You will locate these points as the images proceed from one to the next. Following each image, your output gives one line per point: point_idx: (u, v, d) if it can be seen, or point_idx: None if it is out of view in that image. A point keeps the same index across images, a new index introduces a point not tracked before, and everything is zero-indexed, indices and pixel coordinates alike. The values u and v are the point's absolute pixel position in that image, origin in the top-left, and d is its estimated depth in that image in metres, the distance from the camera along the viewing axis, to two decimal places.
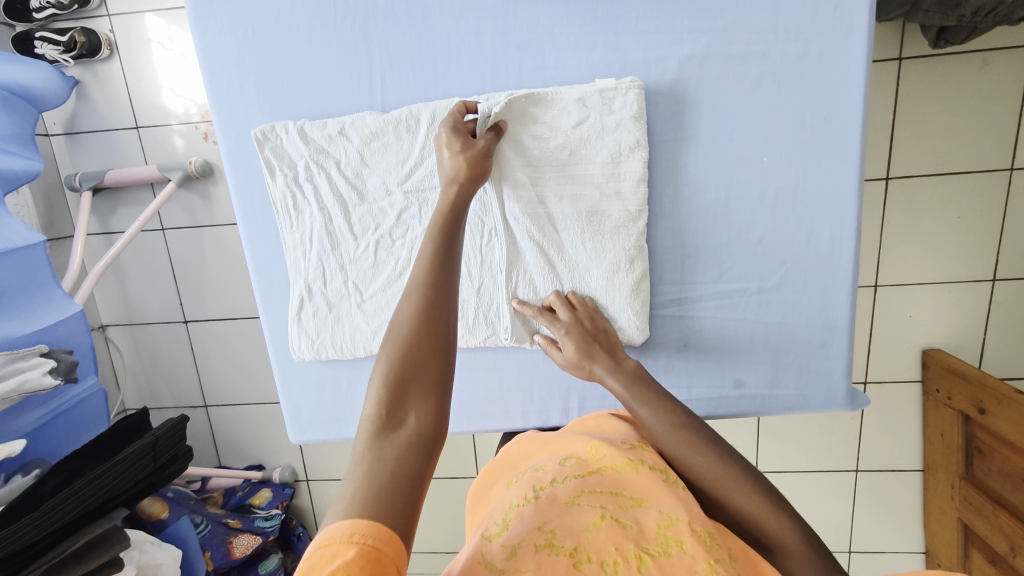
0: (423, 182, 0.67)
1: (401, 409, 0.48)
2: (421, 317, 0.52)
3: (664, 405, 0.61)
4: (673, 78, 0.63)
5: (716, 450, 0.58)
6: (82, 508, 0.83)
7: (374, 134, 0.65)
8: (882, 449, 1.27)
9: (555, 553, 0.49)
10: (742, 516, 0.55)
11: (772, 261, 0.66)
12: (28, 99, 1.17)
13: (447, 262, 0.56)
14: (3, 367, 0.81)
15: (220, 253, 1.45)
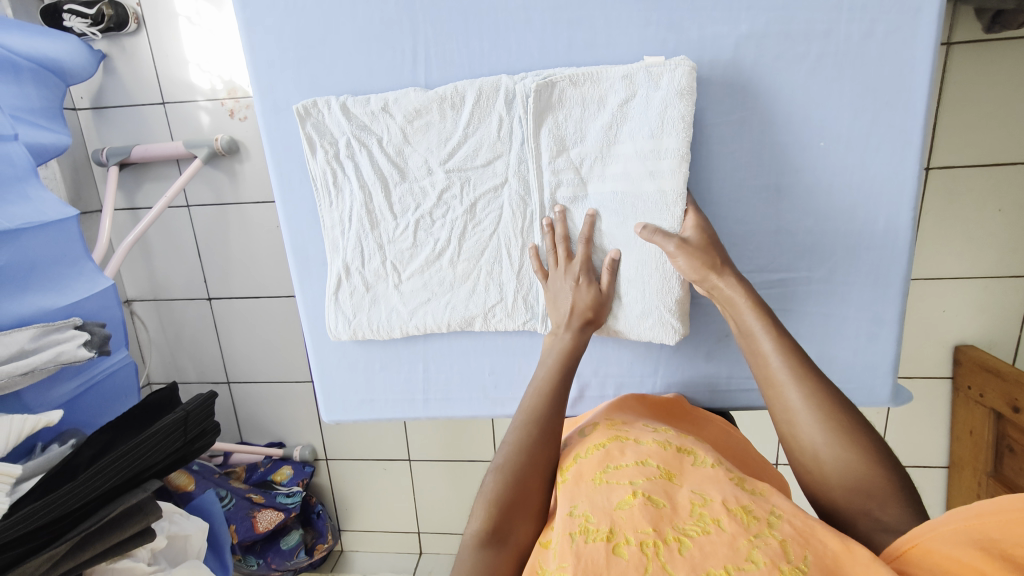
0: (466, 163, 0.66)
1: (510, 527, 0.55)
2: (528, 451, 0.59)
3: (792, 352, 0.59)
4: (728, 59, 0.60)
5: (839, 410, 0.57)
6: (117, 478, 0.84)
7: (419, 110, 0.64)
8: (906, 444, 1.25)
9: (592, 539, 0.47)
10: (850, 483, 0.55)
11: (822, 252, 0.64)
12: (58, 73, 1.16)
13: (556, 413, 0.63)
14: (38, 339, 0.81)
15: (244, 232, 1.46)
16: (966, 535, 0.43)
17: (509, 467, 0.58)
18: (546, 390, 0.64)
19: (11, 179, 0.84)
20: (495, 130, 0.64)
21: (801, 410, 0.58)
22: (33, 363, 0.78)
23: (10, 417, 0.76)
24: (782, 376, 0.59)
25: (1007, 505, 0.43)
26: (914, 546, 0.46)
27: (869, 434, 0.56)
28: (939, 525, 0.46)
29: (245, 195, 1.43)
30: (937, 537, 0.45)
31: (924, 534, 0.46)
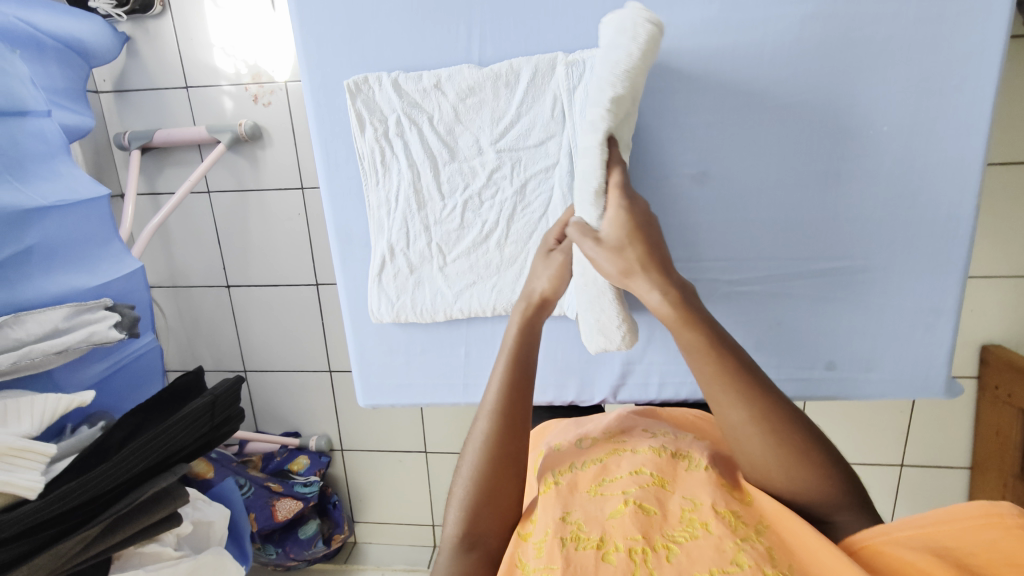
0: (514, 143, 0.64)
1: (478, 530, 0.55)
2: (494, 451, 0.58)
3: (729, 361, 0.56)
4: (793, 40, 0.60)
5: (785, 421, 0.55)
6: (150, 459, 0.83)
7: (469, 87, 0.63)
8: (928, 443, 1.24)
9: (583, 546, 0.49)
10: (796, 493, 0.55)
11: (881, 239, 0.63)
12: (82, 54, 1.14)
13: (519, 405, 0.60)
14: (71, 318, 0.79)
15: (265, 219, 1.44)
16: (920, 542, 0.46)
17: (478, 477, 0.57)
18: (506, 385, 0.61)
19: (44, 155, 0.82)
20: (547, 110, 0.63)
21: (750, 424, 0.55)
22: (65, 342, 0.76)
23: (43, 396, 0.73)
24: (716, 387, 0.57)
25: (961, 513, 0.46)
26: (865, 546, 0.49)
27: (815, 442, 0.55)
28: (895, 530, 0.48)
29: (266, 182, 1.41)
30: (892, 541, 0.48)
31: (877, 536, 0.49)
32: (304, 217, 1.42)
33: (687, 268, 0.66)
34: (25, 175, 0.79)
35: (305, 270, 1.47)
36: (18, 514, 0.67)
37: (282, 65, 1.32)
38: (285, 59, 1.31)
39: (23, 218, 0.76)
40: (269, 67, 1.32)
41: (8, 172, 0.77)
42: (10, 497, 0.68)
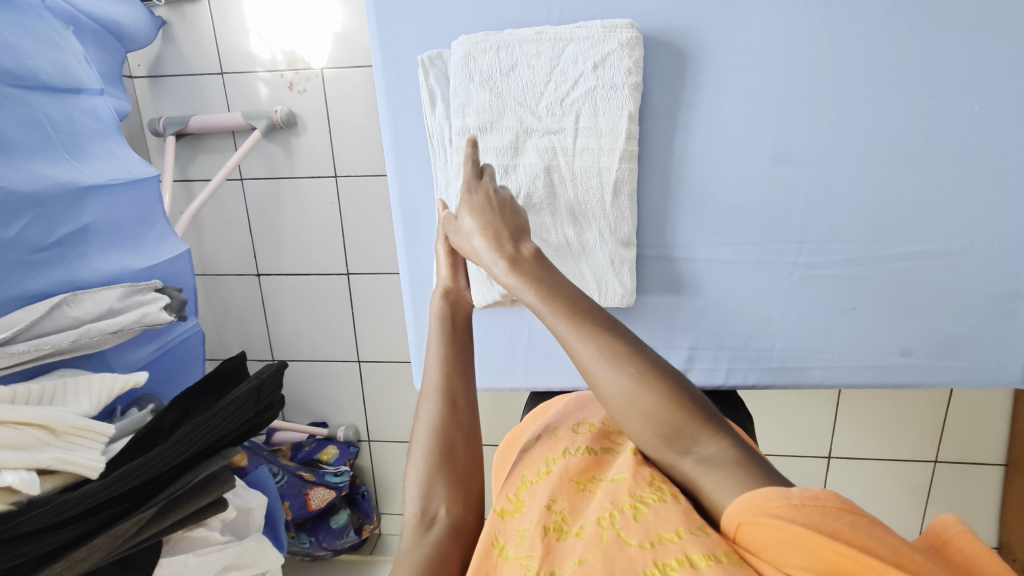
0: (567, 115, 0.64)
1: (436, 502, 0.54)
2: (441, 422, 0.58)
3: (574, 302, 0.51)
4: (885, 15, 0.58)
5: (633, 356, 0.49)
6: (201, 443, 0.80)
7: (527, 55, 0.63)
8: (965, 441, 1.14)
9: (565, 536, 0.48)
10: (662, 431, 0.47)
11: (964, 223, 0.62)
12: (119, 38, 1.00)
13: (461, 380, 0.61)
14: (125, 299, 0.78)
15: (299, 207, 1.41)
16: (794, 517, 0.38)
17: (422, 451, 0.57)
18: (443, 362, 0.62)
19: (97, 133, 0.82)
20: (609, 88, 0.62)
21: (594, 363, 0.49)
22: (120, 322, 0.75)
23: (100, 375, 0.72)
24: (564, 333, 0.50)
25: (824, 494, 0.39)
26: (738, 527, 0.41)
27: (664, 375, 0.48)
28: (764, 501, 0.40)
29: (300, 170, 1.38)
30: (762, 516, 0.39)
31: (746, 510, 0.41)
32: (338, 206, 1.38)
33: (760, 250, 0.66)
34: (80, 153, 0.78)
35: (338, 258, 1.43)
36: (85, 492, 0.65)
37: (320, 52, 1.29)
38: (322, 46, 1.28)
39: (78, 196, 0.75)
40: (306, 53, 1.29)
41: (64, 149, 0.76)
42: (71, 476, 0.66)
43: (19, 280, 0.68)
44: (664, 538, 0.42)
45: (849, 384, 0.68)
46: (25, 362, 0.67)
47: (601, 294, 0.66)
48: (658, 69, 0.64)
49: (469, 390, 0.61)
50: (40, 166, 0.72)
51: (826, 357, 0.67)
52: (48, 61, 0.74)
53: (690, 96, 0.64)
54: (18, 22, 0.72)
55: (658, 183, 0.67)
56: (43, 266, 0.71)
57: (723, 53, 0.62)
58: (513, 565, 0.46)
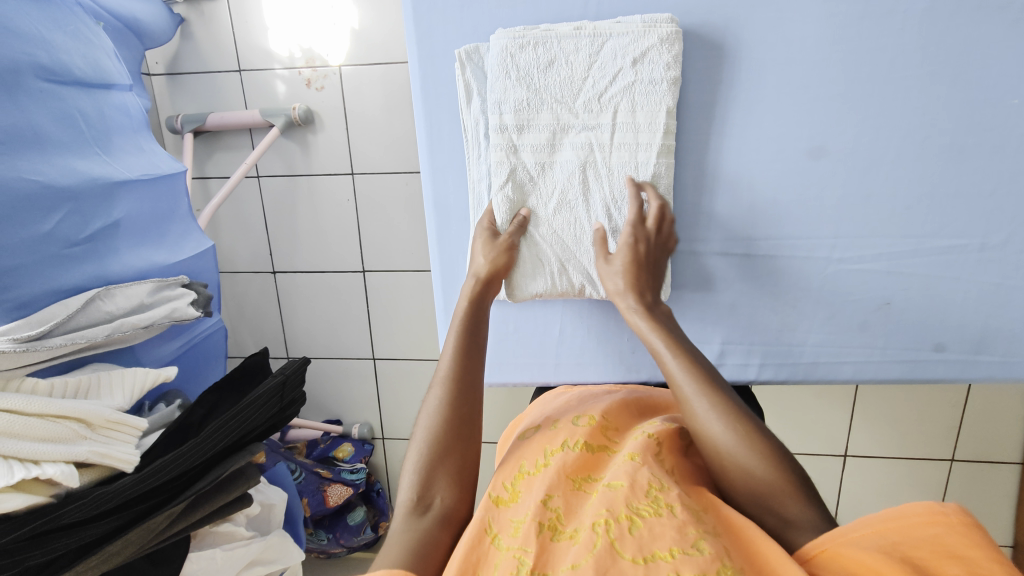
0: (603, 111, 0.64)
1: (431, 492, 0.54)
2: (450, 410, 0.58)
3: (697, 366, 0.58)
4: (926, 8, 0.58)
5: (744, 417, 0.54)
6: (228, 439, 0.79)
7: (565, 51, 0.64)
8: (982, 437, 1.12)
9: (559, 538, 0.49)
10: (758, 495, 0.51)
11: (1000, 216, 0.62)
12: (140, 37, 0.98)
13: (473, 370, 0.62)
14: (154, 294, 0.78)
15: (314, 205, 1.33)
16: (878, 546, 0.41)
17: (429, 436, 0.57)
18: (459, 351, 0.62)
19: (126, 129, 0.82)
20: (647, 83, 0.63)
21: (705, 421, 0.54)
22: (150, 317, 0.75)
23: (132, 369, 0.72)
24: (686, 389, 0.57)
25: (906, 511, 0.42)
26: (821, 554, 0.43)
27: (776, 446, 0.52)
28: (848, 531, 0.43)
29: (317, 168, 1.30)
30: (846, 546, 0.42)
31: (829, 541, 0.44)
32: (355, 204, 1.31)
33: (797, 245, 0.66)
34: (110, 148, 0.78)
35: (355, 256, 1.36)
36: (120, 486, 0.66)
37: (338, 49, 1.21)
38: (341, 42, 1.21)
39: (109, 191, 0.75)
40: (324, 50, 1.22)
41: (96, 144, 0.76)
42: (106, 470, 0.67)
43: (53, 275, 0.68)
44: (657, 555, 0.44)
45: (883, 378, 0.68)
46: (60, 356, 0.67)
47: None
48: (699, 62, 0.63)
49: (479, 381, 0.61)
50: (74, 161, 0.72)
51: (860, 351, 0.67)
52: (80, 56, 0.74)
53: (727, 90, 0.64)
54: (52, 17, 0.72)
55: (694, 178, 0.66)
56: (76, 261, 0.71)
57: (764, 47, 0.62)
58: (506, 555, 0.48)
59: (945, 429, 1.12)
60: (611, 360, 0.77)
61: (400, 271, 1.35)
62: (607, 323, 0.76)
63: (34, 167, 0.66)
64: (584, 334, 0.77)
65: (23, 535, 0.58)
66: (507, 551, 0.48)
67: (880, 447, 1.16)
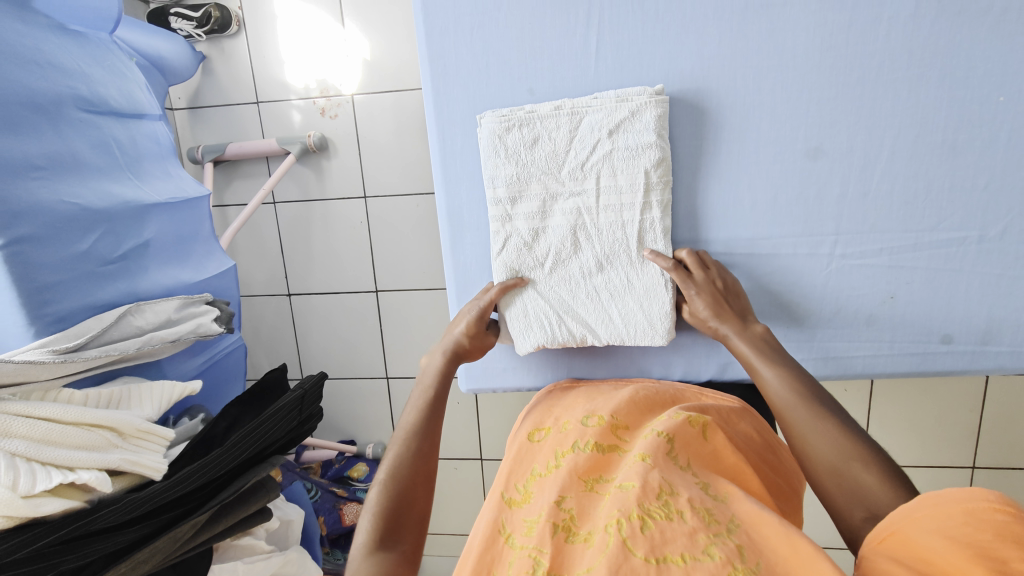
0: (587, 179, 0.69)
1: (393, 534, 0.54)
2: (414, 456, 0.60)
3: (798, 377, 0.59)
4: (909, 15, 0.61)
5: (843, 422, 0.54)
6: (249, 452, 0.81)
7: (547, 129, 0.69)
8: (1004, 442, 1.10)
9: (572, 537, 0.51)
10: (852, 490, 0.50)
11: (997, 209, 0.64)
12: (163, 72, 1.03)
13: (434, 424, 0.64)
14: (181, 310, 0.81)
15: (327, 228, 1.37)
16: (940, 529, 0.39)
17: (393, 479, 0.57)
18: (424, 406, 0.65)
19: (155, 156, 0.87)
20: (631, 149, 0.67)
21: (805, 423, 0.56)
22: (178, 332, 0.78)
23: (160, 382, 0.76)
24: (783, 396, 0.59)
25: (972, 495, 0.40)
26: (886, 538, 0.43)
27: (879, 453, 0.51)
28: (912, 513, 0.42)
29: (330, 192, 1.35)
30: (911, 529, 0.41)
31: (895, 524, 0.43)
32: (367, 225, 1.35)
33: (800, 243, 0.68)
34: (141, 173, 0.83)
35: (366, 275, 1.39)
36: (150, 493, 0.68)
37: (351, 79, 1.27)
38: (354, 73, 1.27)
39: (140, 212, 0.80)
40: (337, 81, 1.28)
41: (128, 169, 0.81)
42: (136, 478, 0.69)
43: (89, 291, 0.72)
44: (669, 558, 0.45)
45: (893, 372, 0.69)
46: (94, 368, 0.69)
47: (638, 338, 0.71)
48: (697, 72, 0.66)
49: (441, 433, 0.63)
50: (108, 185, 0.76)
51: (867, 344, 0.69)
52: (115, 88, 0.80)
53: (725, 98, 0.67)
54: (90, 53, 0.78)
55: (698, 181, 0.69)
56: (109, 278, 0.75)
57: (759, 56, 0.65)
58: (520, 554, 0.49)
59: (965, 434, 1.11)
60: (623, 363, 0.78)
61: (412, 289, 1.38)
62: None
63: (72, 190, 0.70)
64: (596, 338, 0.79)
65: (56, 539, 0.59)
66: (522, 547, 0.50)
67: (900, 454, 1.14)
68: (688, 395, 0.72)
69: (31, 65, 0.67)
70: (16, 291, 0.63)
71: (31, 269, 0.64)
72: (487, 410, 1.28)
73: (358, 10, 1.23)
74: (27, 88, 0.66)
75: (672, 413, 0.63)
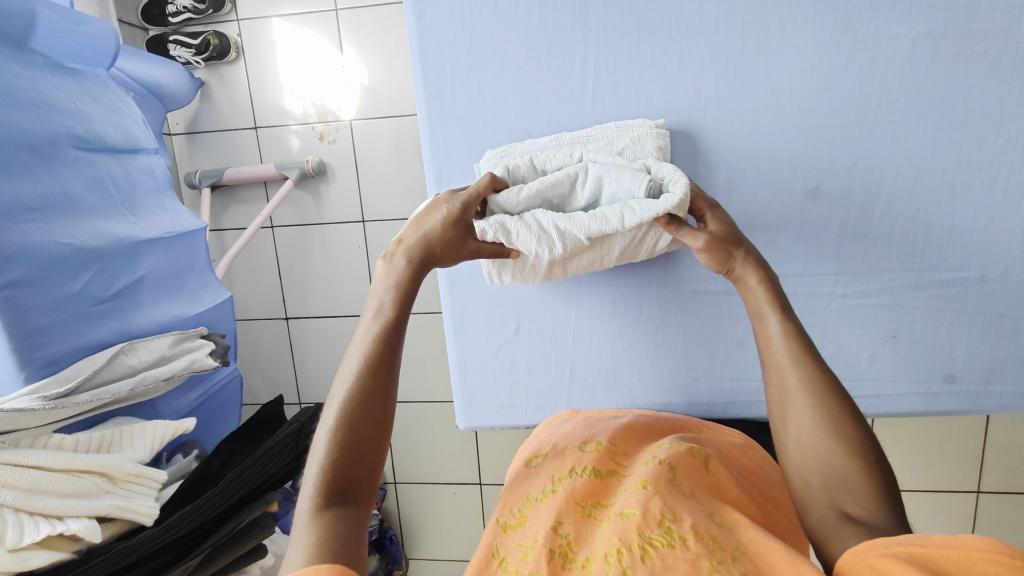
0: (605, 242, 0.64)
1: (343, 486, 0.50)
2: (365, 396, 0.54)
3: (800, 339, 0.55)
4: (905, 59, 0.61)
5: (835, 400, 0.52)
6: (246, 489, 0.79)
7: (565, 195, 0.64)
8: (1010, 468, 1.08)
9: (569, 565, 0.51)
10: (835, 484, 0.49)
11: (998, 250, 0.64)
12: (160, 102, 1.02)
13: (392, 355, 0.57)
14: (175, 346, 0.81)
15: (325, 252, 1.37)
16: (919, 563, 0.39)
17: (345, 427, 0.52)
18: (381, 332, 0.57)
19: (151, 191, 0.87)
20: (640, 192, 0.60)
21: (797, 392, 0.53)
22: (172, 369, 0.77)
23: (154, 422, 0.75)
24: (782, 357, 0.55)
25: (967, 543, 0.39)
26: (856, 564, 0.41)
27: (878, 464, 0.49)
28: (891, 544, 0.41)
29: (329, 216, 1.34)
30: (887, 558, 0.40)
31: (868, 550, 0.41)
32: (365, 249, 1.34)
33: (801, 282, 0.68)
34: (136, 209, 0.83)
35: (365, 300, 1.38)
36: (140, 540, 0.66)
37: (349, 104, 1.27)
38: (351, 98, 1.27)
39: (134, 249, 0.79)
40: (335, 105, 1.28)
41: (123, 206, 0.80)
42: (126, 523, 0.68)
43: (80, 332, 0.71)
44: None
45: (897, 412, 0.69)
46: (85, 411, 0.69)
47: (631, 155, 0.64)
48: (694, 113, 0.66)
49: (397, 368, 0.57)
50: (103, 223, 0.76)
51: (871, 383, 0.68)
52: (111, 124, 0.80)
53: (724, 138, 0.66)
54: (86, 91, 0.78)
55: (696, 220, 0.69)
56: (103, 318, 0.74)
57: (757, 98, 0.65)
58: None
59: (970, 459, 1.09)
60: (623, 400, 0.77)
61: None
62: (618, 363, 0.77)
63: (66, 230, 0.70)
64: (595, 374, 0.77)
65: None
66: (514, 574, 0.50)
67: (906, 479, 1.12)
68: (689, 426, 0.70)
69: (26, 106, 0.67)
70: (7, 337, 0.62)
71: (22, 313, 0.63)
72: (485, 437, 1.27)
73: (356, 36, 1.23)
74: (22, 130, 0.66)
75: (672, 443, 0.62)
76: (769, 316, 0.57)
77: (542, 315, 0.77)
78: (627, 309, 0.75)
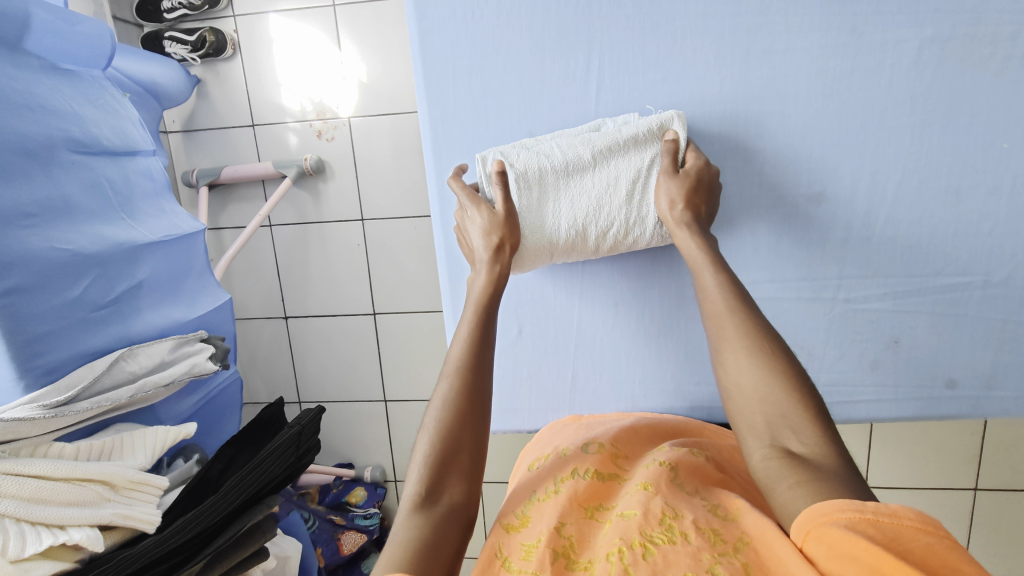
0: (608, 173, 0.63)
1: (440, 485, 0.50)
2: (465, 397, 0.54)
3: (735, 287, 0.56)
4: (912, 62, 0.61)
5: (767, 341, 0.53)
6: (247, 492, 0.79)
7: None
8: (1008, 466, 1.09)
9: (572, 566, 0.50)
10: (774, 418, 0.49)
11: (1001, 256, 0.64)
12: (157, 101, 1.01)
13: (485, 360, 0.57)
14: (175, 350, 0.80)
15: (324, 250, 1.36)
16: (860, 529, 0.39)
17: (443, 425, 0.53)
18: (473, 337, 0.58)
19: (149, 193, 0.86)
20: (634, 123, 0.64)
21: (734, 337, 0.54)
22: (172, 374, 0.77)
23: (154, 428, 0.74)
24: (719, 305, 0.56)
25: (899, 512, 0.40)
26: (806, 536, 0.42)
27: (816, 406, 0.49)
28: (832, 511, 0.41)
29: (328, 215, 1.33)
30: (829, 526, 0.40)
31: (811, 519, 0.42)
32: (365, 247, 1.34)
33: (803, 287, 0.68)
34: (135, 213, 0.82)
35: (365, 299, 1.37)
36: (144, 548, 0.66)
37: (347, 101, 1.26)
38: (350, 95, 1.25)
39: (133, 253, 0.78)
40: (334, 102, 1.27)
41: (121, 210, 0.80)
42: (129, 531, 0.67)
43: (79, 339, 0.70)
44: None
45: (898, 416, 0.69)
46: (85, 419, 0.68)
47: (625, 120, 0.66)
48: (699, 117, 0.66)
49: (492, 373, 0.57)
50: (101, 227, 0.75)
51: (873, 388, 0.68)
52: (108, 126, 0.79)
53: (728, 142, 0.66)
54: (82, 92, 0.77)
55: None
56: (101, 324, 0.73)
57: (762, 102, 0.64)
58: None
59: (968, 458, 1.09)
60: (624, 404, 0.77)
61: (411, 313, 1.36)
62: (619, 368, 0.77)
63: (64, 236, 0.69)
64: (596, 378, 0.77)
65: None
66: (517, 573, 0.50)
67: (905, 478, 1.13)
68: (689, 428, 0.70)
69: (22, 109, 0.66)
70: (6, 345, 0.62)
71: (20, 321, 0.63)
72: None
73: (354, 31, 1.22)
74: (18, 134, 0.65)
75: (673, 446, 0.63)
76: (707, 273, 0.58)
77: (544, 319, 0.77)
78: (629, 314, 0.75)
